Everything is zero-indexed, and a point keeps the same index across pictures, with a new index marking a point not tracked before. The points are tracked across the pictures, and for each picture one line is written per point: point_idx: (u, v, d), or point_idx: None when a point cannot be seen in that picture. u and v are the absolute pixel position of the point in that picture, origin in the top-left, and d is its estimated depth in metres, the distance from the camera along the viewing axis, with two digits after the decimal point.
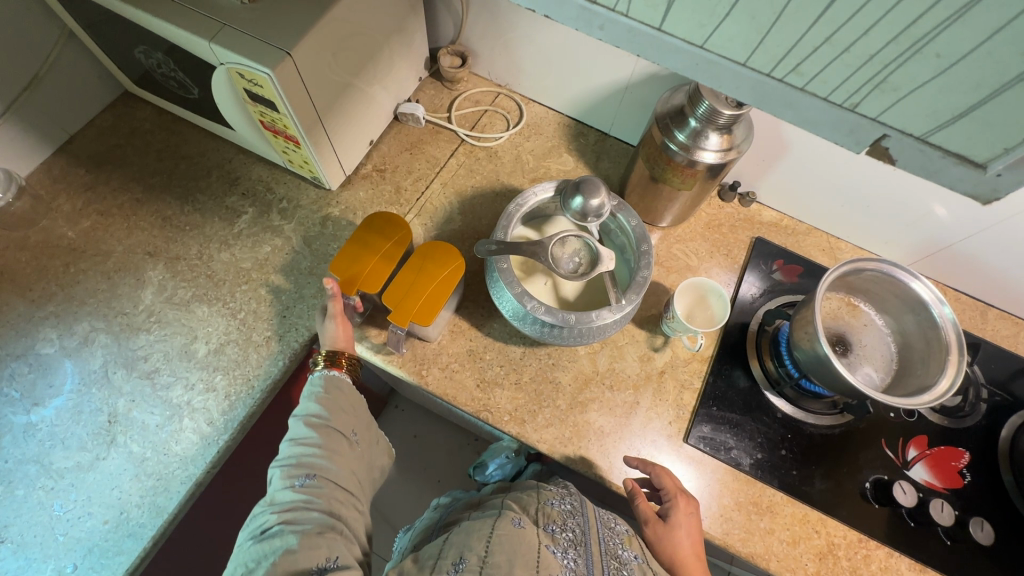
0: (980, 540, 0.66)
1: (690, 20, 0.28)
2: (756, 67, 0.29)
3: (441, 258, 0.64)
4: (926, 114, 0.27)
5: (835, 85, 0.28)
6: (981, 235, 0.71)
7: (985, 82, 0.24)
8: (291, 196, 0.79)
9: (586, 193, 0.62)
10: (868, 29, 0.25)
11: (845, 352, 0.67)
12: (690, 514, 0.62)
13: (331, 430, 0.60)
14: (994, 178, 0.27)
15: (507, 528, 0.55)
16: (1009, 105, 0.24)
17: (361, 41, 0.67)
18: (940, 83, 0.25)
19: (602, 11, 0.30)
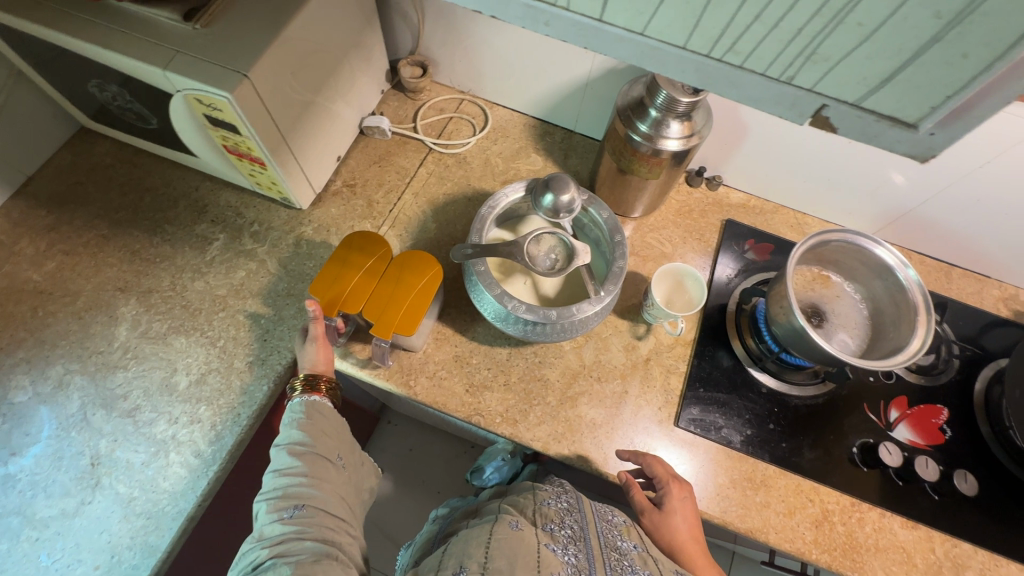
0: (964, 491, 0.68)
1: (628, 10, 0.29)
2: (695, 50, 0.30)
3: (418, 267, 0.64)
4: (858, 81, 0.28)
5: (771, 60, 0.29)
6: (938, 198, 0.73)
7: (906, 45, 0.25)
8: (261, 218, 0.78)
9: (556, 190, 0.63)
10: (793, 4, 0.26)
11: (820, 323, 0.69)
12: (684, 498, 0.63)
13: (315, 456, 0.59)
14: (928, 137, 0.29)
15: (505, 532, 0.55)
16: (931, 65, 0.26)
17: (319, 57, 0.67)
18: (866, 50, 0.26)
19: (545, 7, 0.31)
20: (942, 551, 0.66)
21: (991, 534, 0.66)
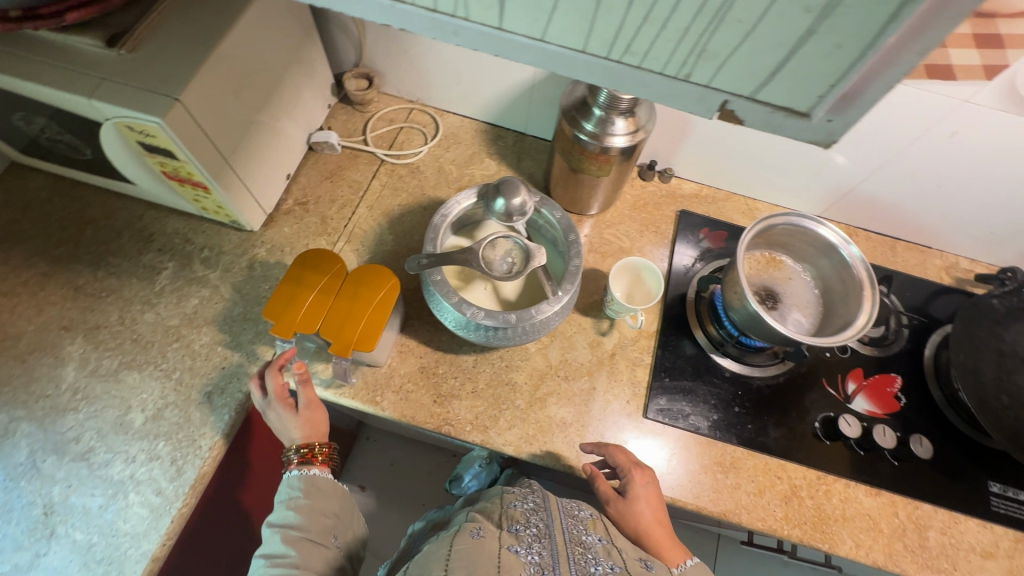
0: (920, 454, 0.71)
1: (524, 18, 0.30)
2: (595, 53, 0.31)
3: (374, 281, 0.64)
4: (749, 75, 0.29)
5: (666, 60, 0.30)
6: (876, 175, 0.76)
7: (784, 40, 0.26)
8: (211, 243, 0.76)
9: (507, 194, 0.63)
10: (676, 6, 0.27)
11: (775, 305, 0.70)
12: (647, 484, 0.64)
13: (304, 541, 0.58)
14: (826, 123, 0.30)
15: (466, 541, 0.54)
16: (810, 56, 0.27)
17: (257, 75, 0.66)
18: (750, 45, 0.27)
19: (447, 18, 0.31)
20: (906, 514, 0.68)
21: (948, 493, 0.69)
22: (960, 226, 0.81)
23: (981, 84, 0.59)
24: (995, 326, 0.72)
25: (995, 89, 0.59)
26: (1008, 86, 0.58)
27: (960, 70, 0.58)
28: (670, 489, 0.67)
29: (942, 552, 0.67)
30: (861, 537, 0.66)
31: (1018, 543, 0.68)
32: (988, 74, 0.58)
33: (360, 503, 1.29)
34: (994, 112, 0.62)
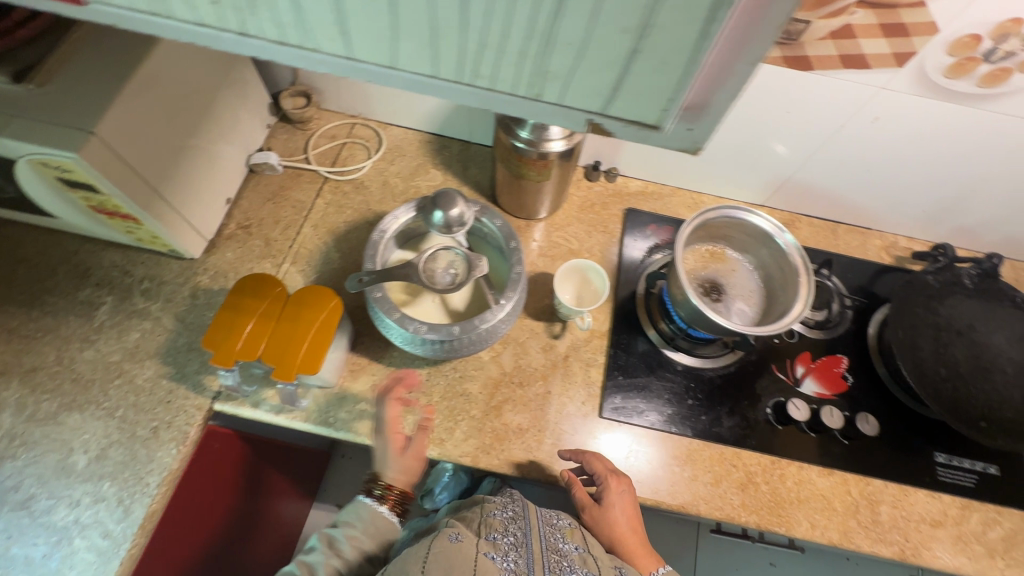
0: (866, 432, 0.72)
1: (370, 46, 0.30)
2: (447, 78, 0.31)
3: (316, 301, 0.63)
4: (594, 92, 0.29)
5: (513, 82, 0.30)
6: (809, 164, 0.78)
7: (614, 57, 0.27)
8: (152, 274, 0.74)
9: (444, 206, 0.63)
10: (505, 30, 0.27)
11: (718, 297, 0.72)
12: (622, 491, 0.65)
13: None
14: (689, 132, 0.31)
15: (443, 544, 0.55)
16: (642, 70, 0.27)
17: (182, 102, 0.64)
18: (584, 64, 0.28)
19: (297, 50, 0.31)
20: (857, 491, 0.70)
21: (896, 467, 0.72)
22: (894, 205, 0.83)
23: (893, 71, 0.60)
24: (930, 301, 0.75)
25: (907, 76, 0.61)
26: (919, 72, 0.60)
27: (873, 59, 0.60)
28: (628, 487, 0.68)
29: (893, 525, 0.69)
30: (816, 518, 0.68)
31: (964, 510, 0.70)
32: (900, 61, 0.59)
33: None
34: (909, 98, 0.64)
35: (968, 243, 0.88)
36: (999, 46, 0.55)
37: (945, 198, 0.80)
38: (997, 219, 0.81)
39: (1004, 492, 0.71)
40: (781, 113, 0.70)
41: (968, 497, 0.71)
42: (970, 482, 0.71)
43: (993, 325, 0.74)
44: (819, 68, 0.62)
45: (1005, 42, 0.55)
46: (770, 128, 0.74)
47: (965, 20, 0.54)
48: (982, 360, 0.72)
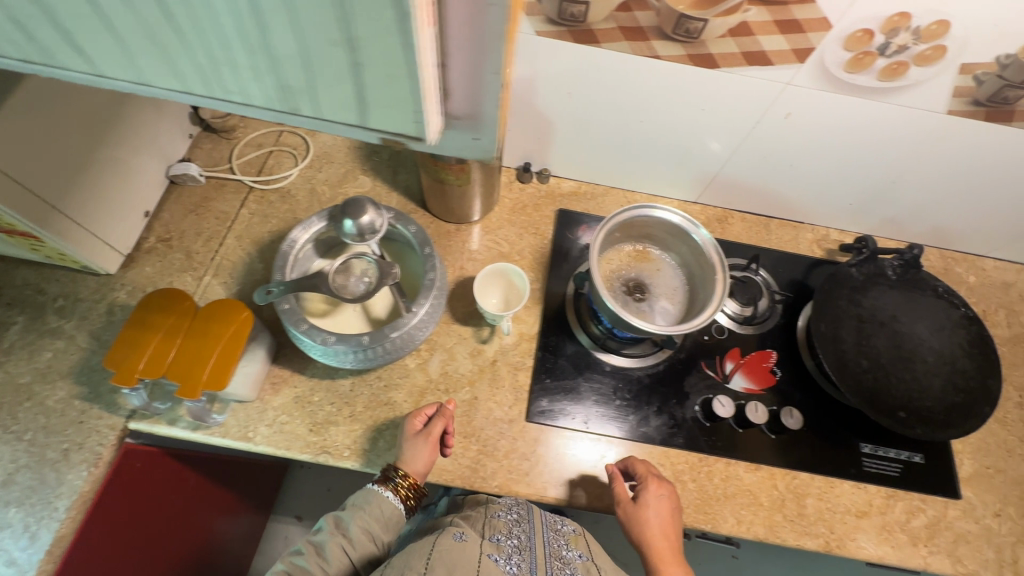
0: (791, 427, 0.71)
1: (113, 62, 0.30)
2: (201, 92, 0.31)
3: (225, 315, 0.61)
4: (342, 106, 0.30)
5: (262, 96, 0.30)
6: (733, 161, 0.79)
7: (340, 73, 0.27)
8: (67, 291, 0.72)
9: (353, 214, 0.62)
10: (227, 47, 0.27)
11: (642, 297, 0.72)
12: (661, 495, 0.65)
13: (342, 554, 0.63)
14: (477, 138, 0.34)
15: (447, 543, 0.61)
16: (374, 86, 0.28)
17: (86, 113, 0.63)
18: (317, 79, 0.28)
19: (50, 66, 0.31)
20: (784, 485, 0.70)
21: (822, 459, 0.72)
22: (820, 198, 0.84)
23: (795, 66, 0.61)
24: (853, 293, 0.76)
25: (809, 71, 0.61)
26: (819, 66, 0.60)
27: (774, 55, 0.60)
28: (555, 490, 0.68)
29: (819, 517, 0.69)
30: (742, 513, 0.68)
31: (889, 499, 0.71)
32: (800, 57, 0.60)
33: (298, 535, 1.25)
34: (815, 92, 0.64)
35: (896, 233, 0.89)
36: (891, 40, 0.56)
37: (867, 190, 0.81)
38: (919, 209, 0.83)
39: (927, 480, 0.72)
40: (697, 110, 0.71)
41: (893, 486, 0.72)
42: (894, 471, 0.72)
43: (915, 316, 0.75)
44: (724, 65, 0.62)
45: (896, 36, 0.55)
46: (689, 125, 0.74)
47: (854, 16, 0.54)
48: (903, 351, 0.73)
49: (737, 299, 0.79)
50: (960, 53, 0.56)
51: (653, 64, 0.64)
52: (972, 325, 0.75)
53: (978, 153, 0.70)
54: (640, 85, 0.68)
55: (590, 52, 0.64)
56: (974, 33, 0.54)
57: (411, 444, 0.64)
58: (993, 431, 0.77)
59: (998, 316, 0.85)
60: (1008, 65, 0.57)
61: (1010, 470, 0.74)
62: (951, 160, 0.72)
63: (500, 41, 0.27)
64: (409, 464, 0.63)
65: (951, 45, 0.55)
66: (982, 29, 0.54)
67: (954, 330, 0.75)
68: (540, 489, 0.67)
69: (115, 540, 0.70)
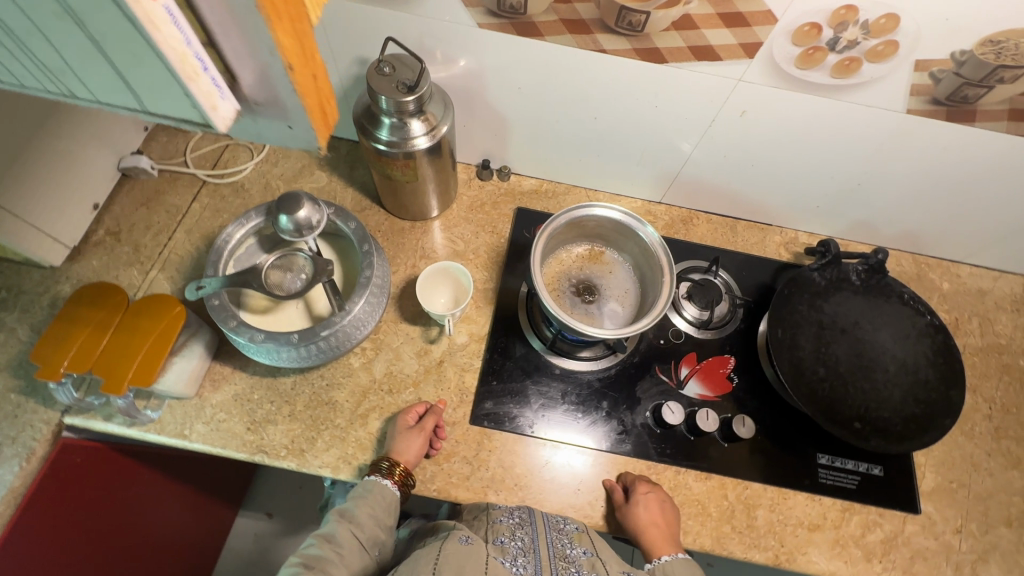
0: (743, 436, 0.69)
1: None
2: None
3: (156, 311, 0.61)
4: (117, 86, 0.28)
5: (41, 74, 0.29)
6: (693, 160, 0.77)
7: (92, 50, 0.26)
8: (11, 283, 0.72)
9: (289, 209, 0.60)
10: None
11: (592, 298, 0.70)
12: (649, 492, 0.64)
13: (353, 538, 0.61)
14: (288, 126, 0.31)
15: (454, 547, 0.58)
16: (129, 65, 0.26)
17: (25, 104, 0.61)
18: (76, 56, 0.27)
19: None
20: (735, 495, 0.68)
21: (776, 469, 0.70)
22: (787, 199, 0.81)
23: (745, 62, 0.59)
24: (815, 299, 0.73)
25: (760, 67, 0.59)
26: (770, 62, 0.58)
27: (722, 50, 0.58)
28: (496, 495, 0.66)
29: (769, 530, 0.67)
30: (688, 523, 0.66)
31: (844, 512, 0.68)
32: (749, 52, 0.57)
33: (266, 532, 1.24)
34: (768, 89, 0.62)
35: (867, 237, 0.86)
36: (840, 34, 0.54)
37: (833, 193, 0.78)
38: (888, 213, 0.80)
39: (885, 493, 0.70)
40: (651, 107, 0.68)
41: (849, 499, 0.69)
42: (851, 484, 0.70)
43: (879, 323, 0.72)
44: (672, 60, 0.60)
45: (845, 30, 0.53)
46: (645, 123, 0.72)
47: (799, 9, 0.52)
48: (863, 360, 0.70)
49: (695, 303, 0.77)
50: (913, 49, 0.54)
51: (601, 59, 0.62)
52: (938, 334, 0.72)
53: (944, 155, 0.67)
54: (591, 80, 0.66)
55: (535, 46, 0.62)
56: (924, 27, 0.52)
57: (402, 433, 0.64)
58: (959, 444, 0.74)
59: (971, 324, 0.82)
60: (964, 62, 0.54)
61: (974, 484, 0.72)
62: (917, 162, 0.69)
63: (252, 15, 0.24)
64: (399, 451, 0.62)
65: (902, 40, 0.53)
66: (933, 23, 0.51)
67: (919, 339, 0.72)
68: (480, 493, 0.66)
69: (51, 535, 0.69)
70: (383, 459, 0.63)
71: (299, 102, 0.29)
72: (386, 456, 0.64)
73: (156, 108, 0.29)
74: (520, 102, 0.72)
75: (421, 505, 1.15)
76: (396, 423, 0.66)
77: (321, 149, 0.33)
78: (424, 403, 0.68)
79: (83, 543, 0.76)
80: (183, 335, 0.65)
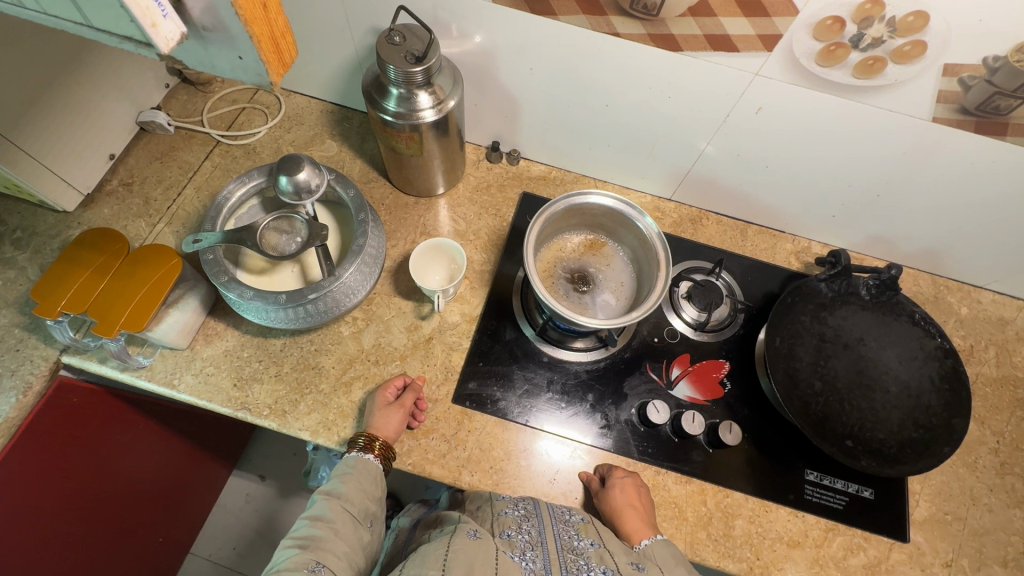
0: (728, 443, 0.67)
1: None
2: None
3: (154, 261, 0.63)
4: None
5: None
6: (705, 158, 0.75)
7: None
8: (26, 224, 0.74)
9: (289, 171, 0.60)
10: None
11: (586, 288, 0.70)
12: (625, 476, 0.64)
13: (345, 512, 0.60)
14: (239, 58, 0.33)
15: (462, 542, 0.52)
16: None
17: (50, 48, 0.62)
18: None
19: None
20: (714, 502, 0.66)
21: (760, 481, 0.68)
22: (801, 206, 0.79)
23: (763, 56, 0.57)
24: (818, 310, 0.71)
25: (778, 62, 0.57)
26: (788, 56, 0.56)
27: (739, 41, 0.56)
28: (470, 476, 0.65)
29: (746, 541, 0.65)
30: (663, 525, 0.64)
31: (828, 532, 0.66)
32: (768, 45, 0.55)
33: (258, 494, 1.26)
34: (786, 87, 0.59)
35: (885, 252, 0.83)
36: (864, 31, 0.51)
37: (851, 203, 0.75)
38: (908, 229, 0.76)
39: (874, 518, 0.67)
40: (665, 98, 0.67)
41: (834, 519, 0.67)
42: (838, 504, 0.67)
43: (885, 342, 0.69)
44: (687, 48, 0.58)
45: (869, 26, 0.51)
46: (659, 115, 0.70)
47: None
48: (864, 378, 0.68)
49: (695, 304, 0.75)
50: (942, 51, 0.51)
51: (615, 43, 0.60)
52: (947, 359, 0.69)
53: (970, 172, 0.63)
54: (604, 66, 0.65)
55: (549, 25, 0.61)
56: (955, 28, 0.49)
57: (381, 410, 0.64)
58: (959, 475, 0.70)
59: (987, 353, 0.78)
60: (998, 69, 0.51)
61: (970, 519, 0.68)
62: (942, 178, 0.66)
63: None
64: (378, 428, 0.62)
65: (931, 41, 0.50)
66: (965, 24, 0.49)
67: (926, 362, 0.69)
68: (454, 472, 0.65)
69: (41, 470, 0.71)
70: (358, 434, 0.64)
71: (244, 29, 0.31)
72: (364, 432, 0.64)
73: (103, 26, 0.31)
74: (532, 84, 0.71)
75: (410, 485, 1.15)
76: (374, 398, 0.66)
77: (271, 85, 0.35)
78: (402, 377, 0.68)
79: (75, 481, 0.78)
80: (180, 288, 0.66)
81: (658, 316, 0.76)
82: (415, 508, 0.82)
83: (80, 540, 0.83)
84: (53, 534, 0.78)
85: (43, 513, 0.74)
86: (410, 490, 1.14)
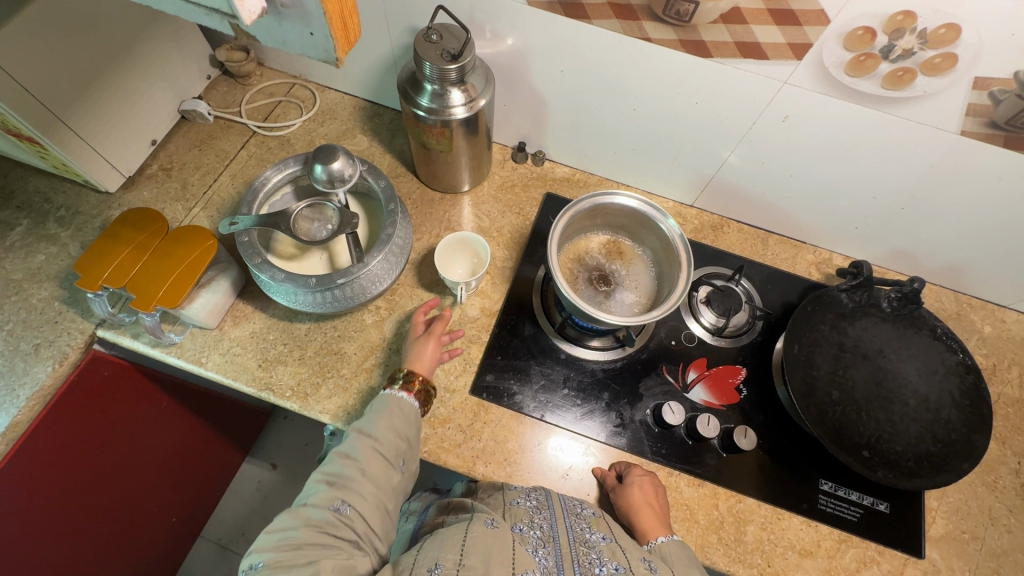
0: (743, 447, 0.67)
1: None
2: None
3: (191, 241, 0.65)
4: None
5: None
6: (730, 167, 0.76)
7: None
8: (70, 203, 0.78)
9: (324, 160, 0.61)
10: None
11: (606, 288, 0.71)
12: (643, 475, 0.65)
13: (376, 453, 0.59)
14: (313, 37, 0.35)
15: (480, 530, 0.53)
16: None
17: (106, 35, 0.66)
18: None
19: None
20: (726, 506, 0.66)
21: (774, 488, 0.68)
22: (825, 217, 0.79)
23: (792, 64, 0.58)
24: (839, 320, 0.71)
25: (807, 69, 0.58)
26: (818, 65, 0.57)
27: (769, 48, 0.57)
28: (484, 467, 0.66)
29: (757, 547, 0.65)
30: (674, 526, 0.64)
31: (841, 543, 0.66)
32: (798, 54, 0.57)
33: (269, 481, 1.28)
34: (814, 95, 0.60)
35: (907, 267, 0.82)
36: (895, 42, 0.52)
37: (877, 216, 0.75)
38: (932, 244, 0.76)
39: (889, 531, 0.66)
40: (692, 104, 0.68)
41: (848, 530, 0.66)
42: (853, 515, 0.67)
43: (905, 354, 0.69)
44: (718, 55, 0.60)
45: (901, 37, 0.52)
46: (685, 122, 0.71)
47: (853, 10, 0.51)
48: (882, 389, 0.67)
49: (713, 309, 0.75)
50: (973, 64, 0.52)
51: (646, 47, 0.62)
52: (969, 375, 0.68)
53: (998, 188, 0.63)
54: (635, 71, 0.66)
55: (581, 29, 0.63)
56: (987, 41, 0.50)
57: (413, 346, 0.68)
58: (978, 494, 0.69)
59: (1010, 373, 0.77)
60: None
61: (988, 539, 0.67)
62: (969, 194, 0.66)
63: None
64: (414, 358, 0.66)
65: (962, 54, 0.51)
66: (997, 38, 0.49)
67: (947, 377, 0.68)
68: (469, 462, 0.66)
69: (69, 440, 0.74)
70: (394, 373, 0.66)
71: (320, 6, 0.32)
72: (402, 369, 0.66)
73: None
74: (562, 87, 0.73)
75: (418, 480, 1.15)
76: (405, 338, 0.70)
77: (337, 61, 0.36)
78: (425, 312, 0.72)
79: (99, 453, 0.80)
80: (213, 270, 0.68)
81: (677, 320, 0.76)
82: (426, 496, 0.82)
83: (95, 512, 0.84)
84: (75, 504, 0.80)
85: (69, 481, 0.77)
86: (418, 484, 1.15)
